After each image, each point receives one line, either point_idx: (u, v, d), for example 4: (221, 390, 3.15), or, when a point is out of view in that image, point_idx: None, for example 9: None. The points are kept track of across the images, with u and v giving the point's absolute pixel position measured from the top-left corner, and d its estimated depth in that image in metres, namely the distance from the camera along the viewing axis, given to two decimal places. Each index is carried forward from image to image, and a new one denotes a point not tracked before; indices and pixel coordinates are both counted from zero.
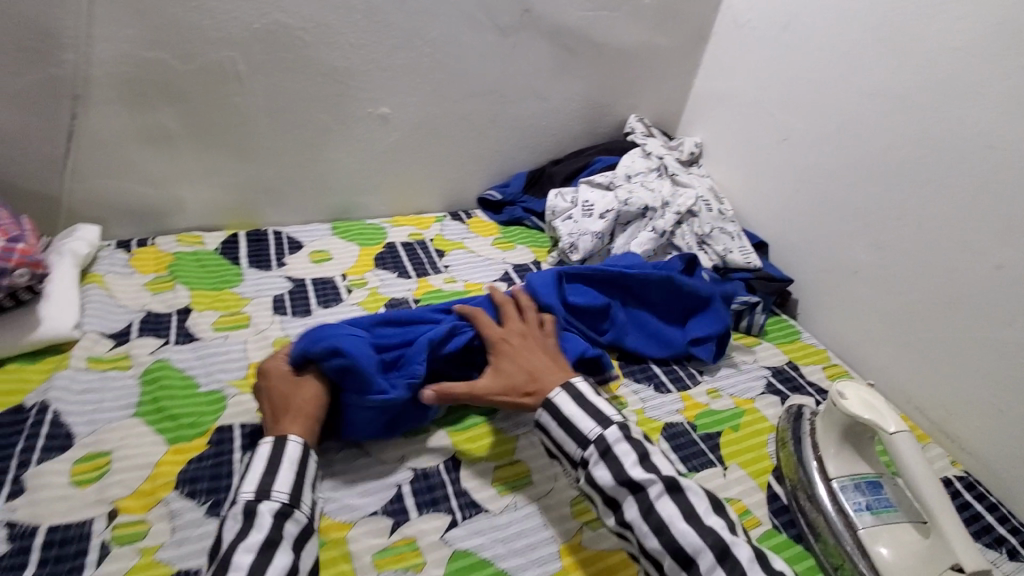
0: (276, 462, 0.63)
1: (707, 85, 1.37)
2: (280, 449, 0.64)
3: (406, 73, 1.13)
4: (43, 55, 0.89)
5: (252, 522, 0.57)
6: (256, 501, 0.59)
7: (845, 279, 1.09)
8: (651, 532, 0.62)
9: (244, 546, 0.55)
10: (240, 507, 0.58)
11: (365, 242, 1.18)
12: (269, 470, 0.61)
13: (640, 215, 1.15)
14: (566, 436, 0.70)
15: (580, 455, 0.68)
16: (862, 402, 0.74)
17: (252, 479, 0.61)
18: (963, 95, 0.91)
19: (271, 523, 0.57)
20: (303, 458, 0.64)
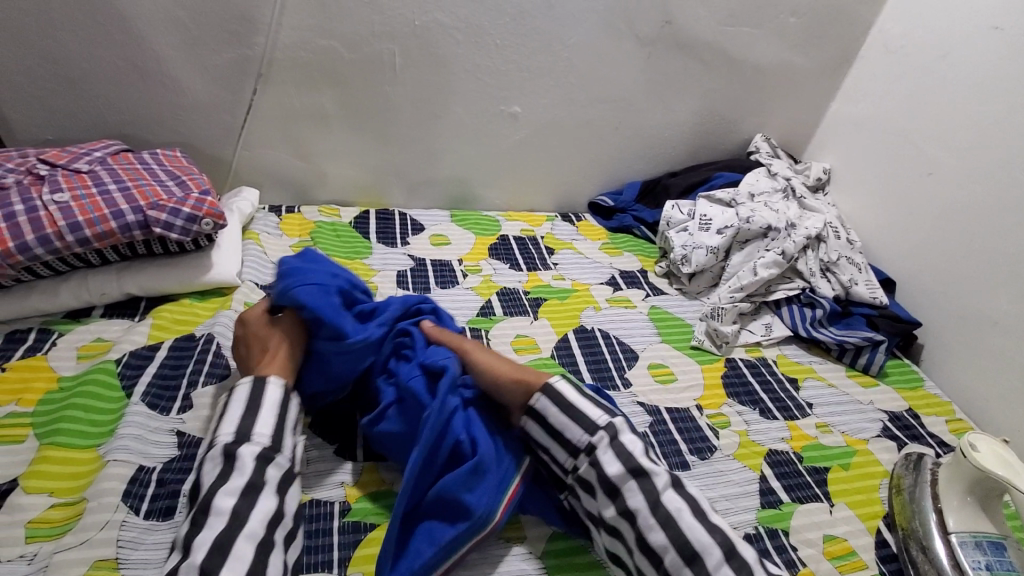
0: (256, 406, 0.65)
1: (845, 110, 1.31)
2: (257, 390, 0.67)
3: (541, 75, 1.17)
4: (239, 37, 1.03)
5: (231, 465, 0.60)
6: (234, 445, 0.61)
7: (986, 330, 1.00)
8: (658, 525, 0.61)
9: (223, 490, 0.58)
10: (218, 450, 0.61)
11: (481, 231, 1.24)
12: (247, 414, 0.64)
13: (760, 235, 1.12)
14: (567, 423, 0.68)
15: (585, 443, 0.67)
16: (996, 456, 0.70)
17: (230, 421, 0.63)
18: None
19: (251, 466, 0.60)
20: (284, 403, 0.68)
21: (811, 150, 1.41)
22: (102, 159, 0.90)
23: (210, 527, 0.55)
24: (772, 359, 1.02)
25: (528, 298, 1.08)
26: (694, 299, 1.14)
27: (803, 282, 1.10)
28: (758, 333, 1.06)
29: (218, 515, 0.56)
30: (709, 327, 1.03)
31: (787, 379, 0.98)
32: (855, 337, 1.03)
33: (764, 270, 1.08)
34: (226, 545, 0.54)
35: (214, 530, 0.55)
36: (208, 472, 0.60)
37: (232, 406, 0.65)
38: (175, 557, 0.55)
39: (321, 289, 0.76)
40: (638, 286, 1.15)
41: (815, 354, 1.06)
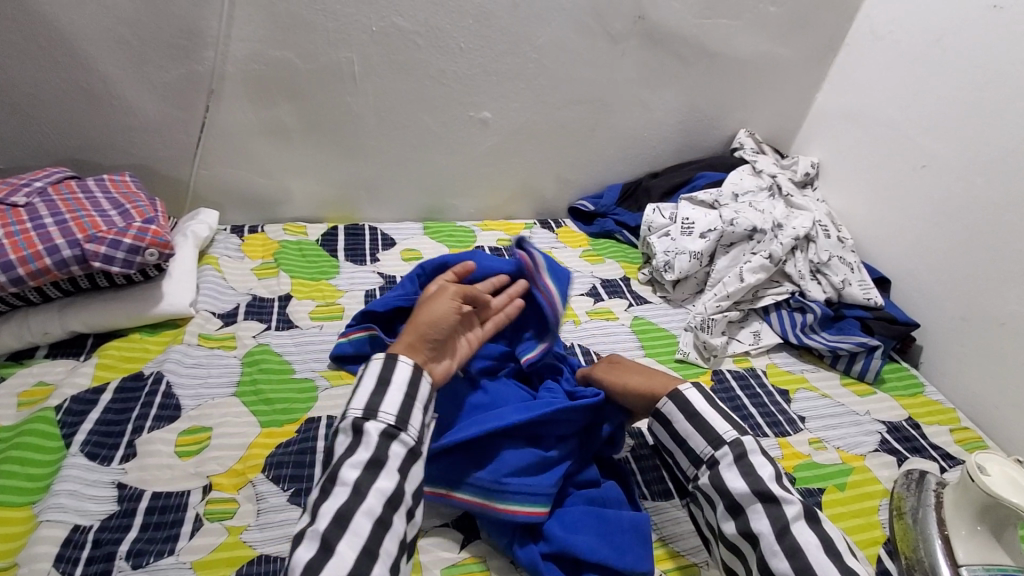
0: (387, 380, 0.62)
1: (832, 101, 1.25)
2: (389, 368, 0.63)
3: (510, 78, 1.12)
4: (188, 52, 0.97)
5: (359, 440, 0.59)
6: (363, 419, 0.60)
7: (988, 331, 0.95)
8: (782, 553, 0.56)
9: (349, 463, 0.57)
10: (348, 422, 0.60)
11: (455, 244, 1.19)
12: (380, 387, 0.62)
13: (746, 237, 1.07)
14: (693, 431, 0.66)
15: (709, 455, 0.64)
16: (1008, 481, 0.66)
17: (361, 396, 0.61)
18: None
19: (376, 443, 0.59)
20: (414, 382, 0.63)
21: (798, 144, 1.36)
22: (42, 189, 0.85)
23: (331, 501, 0.56)
24: (762, 369, 0.97)
25: None
26: (678, 307, 1.09)
27: (792, 285, 1.05)
28: (747, 342, 1.01)
29: (343, 486, 0.56)
30: (699, 340, 0.98)
31: (778, 392, 0.93)
32: (849, 342, 0.97)
33: (751, 275, 1.02)
34: (347, 518, 0.54)
35: (336, 507, 0.55)
36: (340, 444, 0.60)
37: (365, 377, 0.63)
38: (304, 523, 0.56)
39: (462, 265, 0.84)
40: (620, 296, 1.10)
41: (807, 361, 1.01)
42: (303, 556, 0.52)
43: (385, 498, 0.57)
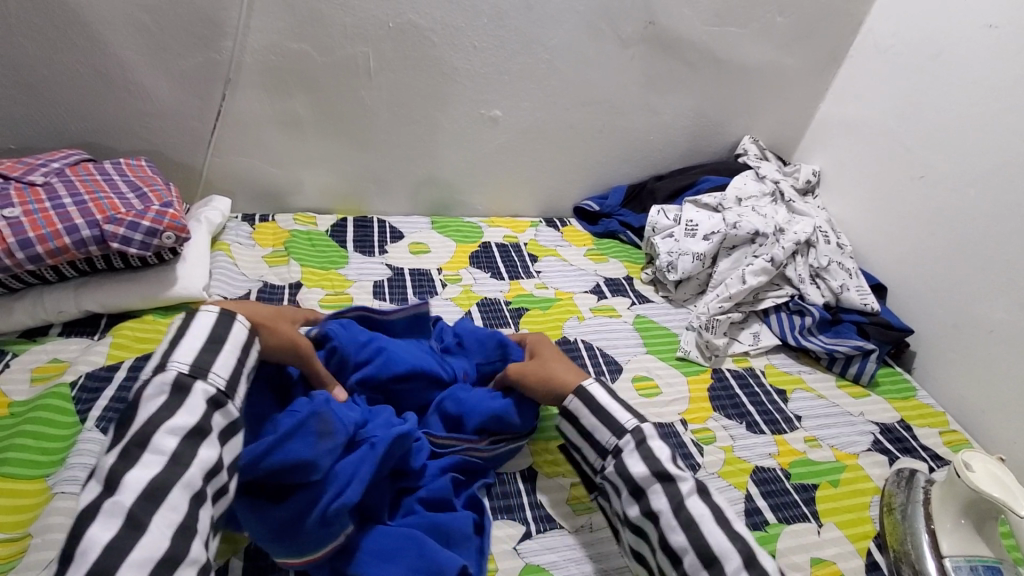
0: (219, 341, 0.57)
1: (834, 111, 1.28)
2: (219, 328, 0.58)
3: (522, 78, 1.14)
4: (207, 41, 0.99)
5: (179, 401, 0.51)
6: (188, 377, 0.53)
7: (979, 338, 0.98)
8: (678, 527, 0.57)
9: (168, 428, 0.50)
10: (170, 378, 0.52)
11: (462, 239, 1.21)
12: (208, 348, 0.56)
13: (748, 240, 1.09)
14: (596, 423, 0.69)
15: (613, 444, 0.66)
16: (991, 477, 0.69)
17: (185, 351, 0.54)
18: None
19: (201, 409, 0.52)
20: (246, 347, 0.59)
21: (800, 153, 1.39)
22: (59, 170, 0.87)
23: (143, 468, 0.48)
24: (760, 369, 0.99)
25: (510, 309, 1.04)
26: (680, 307, 1.11)
27: (791, 289, 1.07)
28: (747, 342, 1.03)
29: (156, 455, 0.49)
30: (702, 339, 1.00)
31: (775, 392, 0.95)
32: (845, 346, 1.00)
33: (753, 277, 1.05)
34: (163, 491, 0.47)
35: (150, 475, 0.48)
36: (153, 404, 0.51)
37: (195, 329, 0.57)
38: (113, 460, 0.48)
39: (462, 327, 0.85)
40: (623, 294, 1.12)
41: (805, 364, 1.03)
42: (100, 534, 0.44)
43: (209, 469, 0.51)
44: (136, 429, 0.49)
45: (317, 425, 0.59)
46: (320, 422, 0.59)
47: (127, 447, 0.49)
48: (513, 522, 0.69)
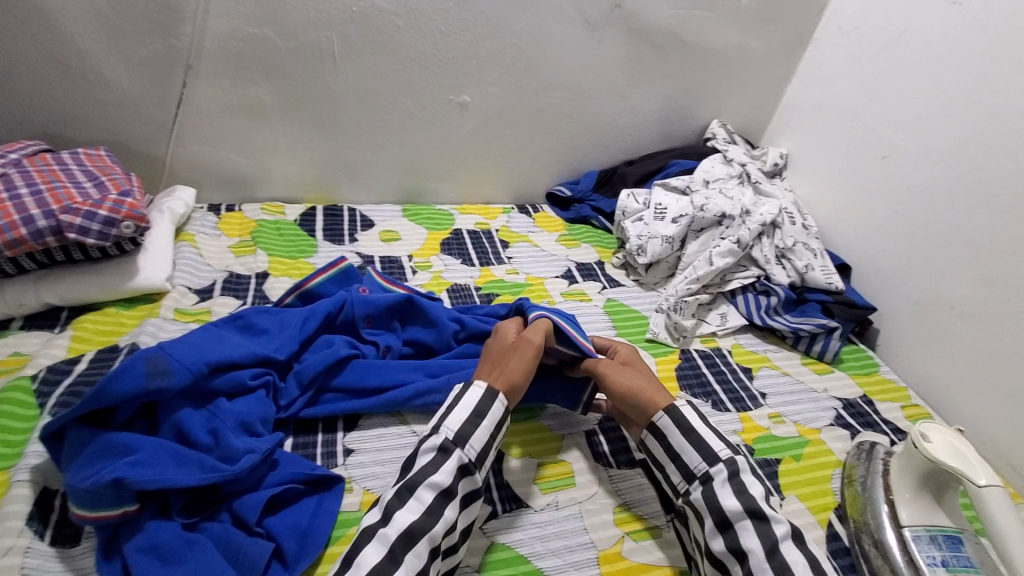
0: (482, 414, 0.66)
1: (801, 94, 1.30)
2: (488, 404, 0.67)
3: (490, 62, 1.13)
4: (165, 27, 0.97)
5: (442, 461, 0.62)
6: (453, 443, 0.63)
7: (939, 314, 1.00)
8: (771, 570, 0.57)
9: (428, 483, 0.60)
10: (437, 442, 0.63)
11: (433, 226, 1.21)
12: (471, 423, 0.65)
13: (715, 223, 1.10)
14: (687, 445, 0.67)
15: (703, 471, 0.65)
16: (949, 448, 0.68)
17: (456, 419, 0.65)
18: None
19: (453, 473, 0.62)
20: (483, 404, 0.67)
21: (768, 136, 1.40)
22: (16, 160, 0.84)
23: (409, 511, 0.58)
24: (727, 349, 1.01)
25: (480, 294, 1.04)
26: (650, 290, 1.12)
27: (758, 270, 1.09)
28: (714, 323, 1.04)
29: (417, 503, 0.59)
30: (670, 321, 1.01)
31: (741, 370, 0.97)
32: (810, 324, 1.01)
33: (720, 259, 1.06)
34: (417, 536, 0.57)
35: (410, 520, 0.58)
36: (424, 458, 0.63)
37: (467, 401, 0.67)
38: (372, 519, 0.58)
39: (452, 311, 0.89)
40: (594, 278, 1.13)
41: (770, 343, 1.05)
42: (370, 557, 0.55)
43: (446, 528, 0.60)
44: (407, 480, 0.61)
45: (147, 366, 0.60)
46: (153, 363, 0.60)
47: (400, 490, 0.60)
48: (481, 502, 0.70)
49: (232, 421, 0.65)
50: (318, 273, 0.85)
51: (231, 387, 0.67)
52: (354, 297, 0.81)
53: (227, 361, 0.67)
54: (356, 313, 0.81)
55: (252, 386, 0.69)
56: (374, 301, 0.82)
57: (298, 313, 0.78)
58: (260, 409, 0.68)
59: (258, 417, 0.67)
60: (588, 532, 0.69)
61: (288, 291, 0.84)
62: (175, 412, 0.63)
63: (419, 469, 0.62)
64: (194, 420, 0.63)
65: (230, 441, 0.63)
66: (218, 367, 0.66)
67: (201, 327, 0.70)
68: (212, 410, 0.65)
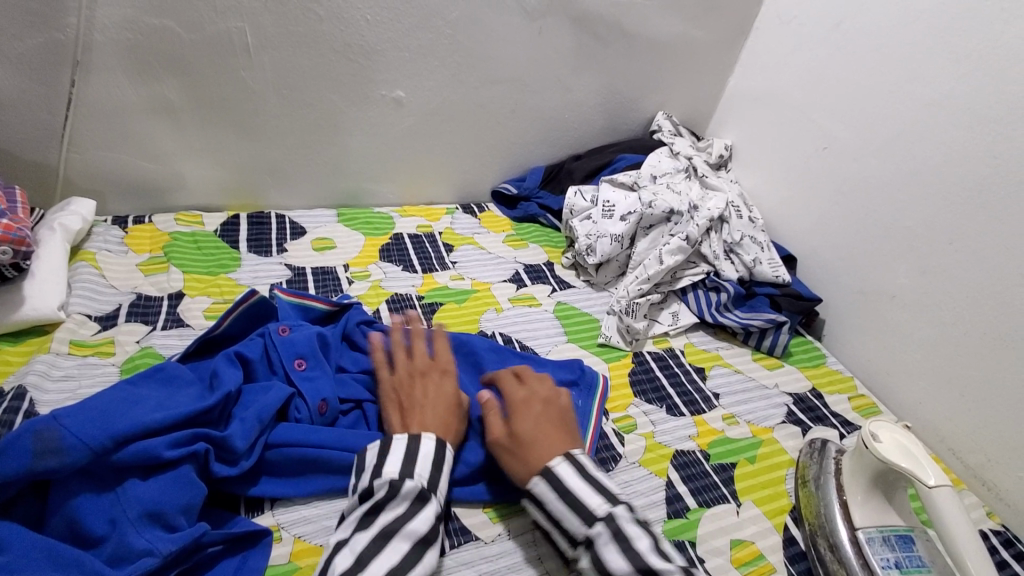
0: (430, 459, 0.63)
1: (743, 84, 1.29)
2: (421, 443, 0.63)
3: (424, 54, 1.06)
4: (47, 19, 0.85)
5: (411, 507, 0.58)
6: (409, 483, 0.59)
7: (880, 303, 1.01)
8: None
9: (404, 531, 0.56)
10: (394, 486, 0.58)
11: (371, 231, 1.13)
12: (436, 467, 0.62)
13: (664, 219, 1.07)
14: (564, 507, 0.61)
15: (585, 532, 0.59)
16: (898, 447, 0.67)
17: (399, 459, 0.61)
18: None
19: (423, 513, 0.58)
20: (432, 450, 0.63)
21: (712, 127, 1.39)
22: None
23: (387, 559, 0.54)
24: (680, 349, 0.99)
25: (422, 305, 0.98)
26: (601, 291, 1.09)
27: (707, 266, 1.08)
28: (666, 323, 1.02)
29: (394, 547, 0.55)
30: (622, 323, 0.98)
31: (694, 370, 0.95)
32: (759, 320, 1.00)
33: (670, 257, 1.03)
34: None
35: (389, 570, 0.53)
36: (388, 510, 0.57)
37: (403, 445, 0.62)
38: (345, 565, 0.53)
39: None
40: (543, 281, 1.09)
41: (721, 340, 1.04)
42: None
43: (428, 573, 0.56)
44: (380, 528, 0.56)
45: (34, 444, 0.51)
46: (43, 438, 0.52)
47: (374, 537, 0.55)
48: None
49: (136, 511, 0.54)
50: (225, 313, 0.75)
51: (145, 461, 0.56)
52: (277, 340, 0.74)
53: (137, 431, 0.56)
54: (282, 357, 0.72)
55: (172, 460, 0.57)
56: (301, 341, 0.74)
57: (223, 360, 0.69)
58: (181, 495, 0.56)
59: (178, 505, 0.56)
60: (542, 562, 0.65)
61: (193, 340, 0.74)
62: (71, 496, 0.53)
63: (392, 517, 0.57)
64: (92, 508, 0.54)
65: (127, 538, 0.53)
66: (128, 440, 0.56)
67: (114, 385, 0.60)
68: (118, 494, 0.55)
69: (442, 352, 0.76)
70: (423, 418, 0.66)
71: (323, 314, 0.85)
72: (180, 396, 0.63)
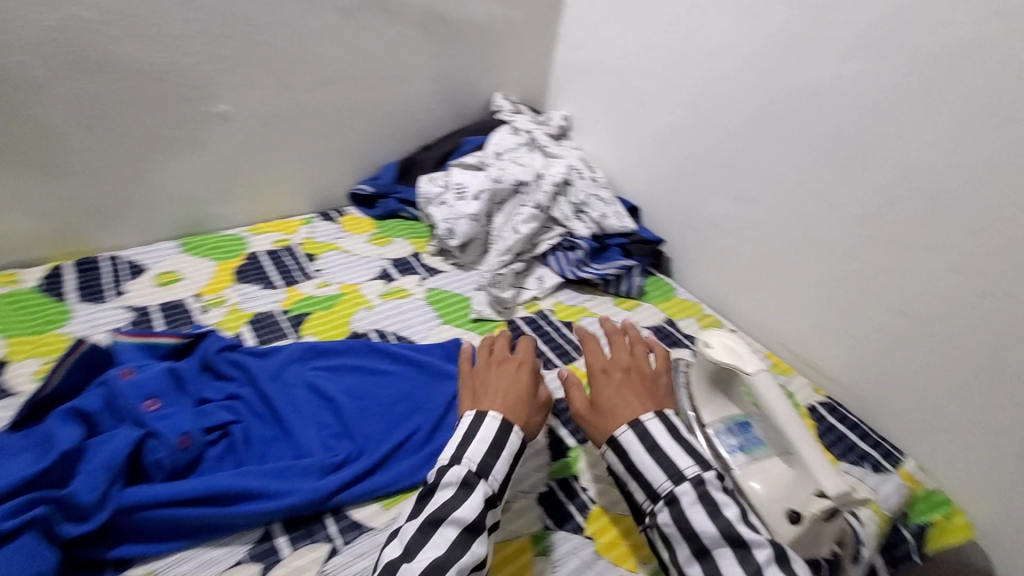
0: (500, 447, 0.63)
1: (567, 57, 1.38)
2: (504, 434, 0.64)
3: (241, 64, 1.02)
4: None
5: (465, 494, 0.59)
6: (474, 475, 0.61)
7: (709, 234, 1.14)
8: None
9: (450, 519, 0.57)
10: (455, 475, 0.60)
11: (222, 256, 1.08)
12: (491, 452, 0.63)
13: (514, 192, 1.13)
14: (652, 463, 0.63)
15: (668, 490, 0.61)
16: (725, 349, 0.77)
17: (478, 451, 0.63)
18: (797, 42, 0.91)
19: (478, 505, 0.58)
20: (505, 437, 0.64)
21: (549, 101, 1.47)
22: None
23: (431, 548, 0.55)
24: (549, 309, 1.06)
25: (288, 318, 0.95)
26: (470, 270, 1.13)
27: (561, 228, 1.15)
28: (533, 288, 1.09)
29: (439, 538, 0.56)
30: (491, 296, 1.03)
31: (563, 325, 1.02)
32: (613, 267, 1.10)
33: (524, 226, 1.10)
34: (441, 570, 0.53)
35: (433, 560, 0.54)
36: (445, 493, 0.59)
37: (484, 430, 0.64)
38: (393, 554, 0.55)
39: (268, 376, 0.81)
40: (412, 272, 1.10)
41: (586, 293, 1.12)
42: None
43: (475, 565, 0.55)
44: (430, 514, 0.57)
45: None
46: None
47: (421, 526, 0.57)
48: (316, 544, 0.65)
49: None
50: (55, 369, 0.71)
51: None
52: (120, 385, 0.69)
53: None
54: (129, 400, 0.68)
55: (10, 531, 0.56)
56: (149, 380, 0.71)
57: (59, 418, 0.66)
58: (27, 563, 0.55)
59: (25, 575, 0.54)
60: None
61: (25, 406, 0.70)
62: None
63: (441, 504, 0.58)
64: None
65: None
66: None
67: None
68: None
69: (524, 348, 0.76)
70: (492, 400, 0.68)
71: (174, 348, 0.81)
72: (15, 467, 0.61)
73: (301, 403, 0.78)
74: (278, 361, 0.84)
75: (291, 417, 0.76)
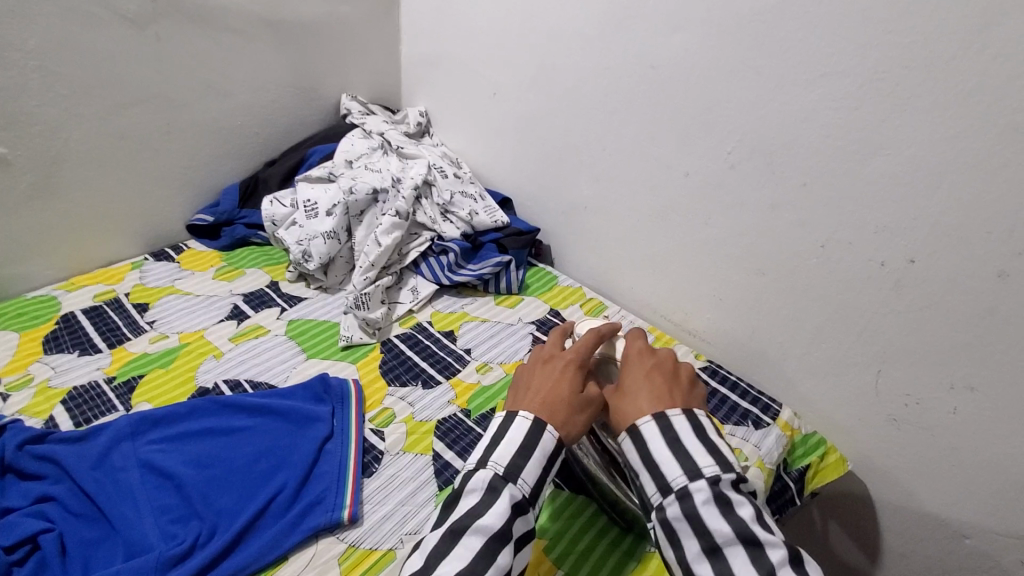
0: (530, 446, 0.55)
1: (413, 50, 1.30)
2: (535, 434, 0.56)
3: (7, 94, 0.85)
4: None
5: (494, 500, 0.53)
6: (503, 479, 0.54)
7: (580, 217, 1.12)
8: None
9: (474, 527, 0.51)
10: (488, 477, 0.54)
11: (25, 323, 0.90)
12: (522, 454, 0.55)
13: (372, 201, 1.04)
14: (669, 454, 0.54)
15: (681, 483, 0.52)
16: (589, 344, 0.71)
17: (517, 444, 0.55)
18: (627, 18, 0.90)
19: (507, 513, 0.52)
20: (533, 436, 0.56)
21: (404, 98, 1.39)
22: None
23: (453, 560, 0.50)
24: (427, 321, 0.99)
25: (116, 386, 0.81)
26: (337, 292, 1.04)
27: (429, 232, 1.08)
28: (407, 301, 1.01)
29: (465, 549, 0.50)
30: (359, 319, 0.94)
31: (444, 335, 0.96)
32: (488, 266, 1.04)
33: (386, 236, 1.01)
34: None
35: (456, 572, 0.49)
36: (468, 500, 0.53)
37: (512, 430, 0.56)
38: (417, 562, 0.51)
39: (89, 462, 0.68)
40: (270, 305, 0.99)
41: (466, 296, 1.07)
42: None
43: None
44: (452, 522, 0.52)
45: None
46: None
47: (445, 534, 0.52)
48: None
49: None
50: None
51: None
52: None
53: None
54: None
55: None
56: None
57: None
58: None
59: None
60: None
61: None
62: None
63: (466, 510, 0.53)
64: None
65: None
66: None
67: None
68: None
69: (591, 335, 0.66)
70: (529, 401, 0.59)
71: None
72: None
73: (134, 488, 0.66)
74: (103, 442, 0.71)
75: (123, 509, 0.64)
